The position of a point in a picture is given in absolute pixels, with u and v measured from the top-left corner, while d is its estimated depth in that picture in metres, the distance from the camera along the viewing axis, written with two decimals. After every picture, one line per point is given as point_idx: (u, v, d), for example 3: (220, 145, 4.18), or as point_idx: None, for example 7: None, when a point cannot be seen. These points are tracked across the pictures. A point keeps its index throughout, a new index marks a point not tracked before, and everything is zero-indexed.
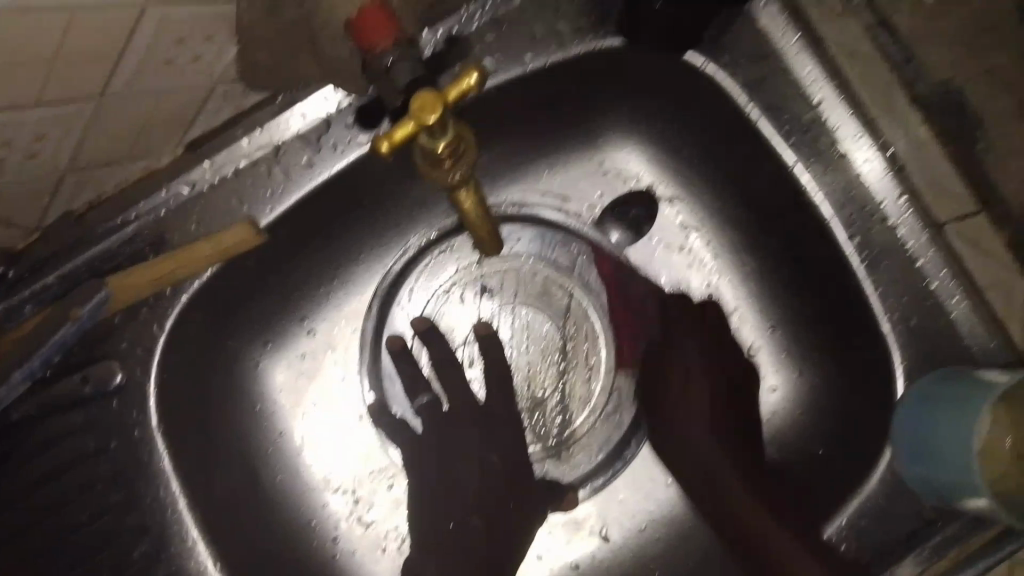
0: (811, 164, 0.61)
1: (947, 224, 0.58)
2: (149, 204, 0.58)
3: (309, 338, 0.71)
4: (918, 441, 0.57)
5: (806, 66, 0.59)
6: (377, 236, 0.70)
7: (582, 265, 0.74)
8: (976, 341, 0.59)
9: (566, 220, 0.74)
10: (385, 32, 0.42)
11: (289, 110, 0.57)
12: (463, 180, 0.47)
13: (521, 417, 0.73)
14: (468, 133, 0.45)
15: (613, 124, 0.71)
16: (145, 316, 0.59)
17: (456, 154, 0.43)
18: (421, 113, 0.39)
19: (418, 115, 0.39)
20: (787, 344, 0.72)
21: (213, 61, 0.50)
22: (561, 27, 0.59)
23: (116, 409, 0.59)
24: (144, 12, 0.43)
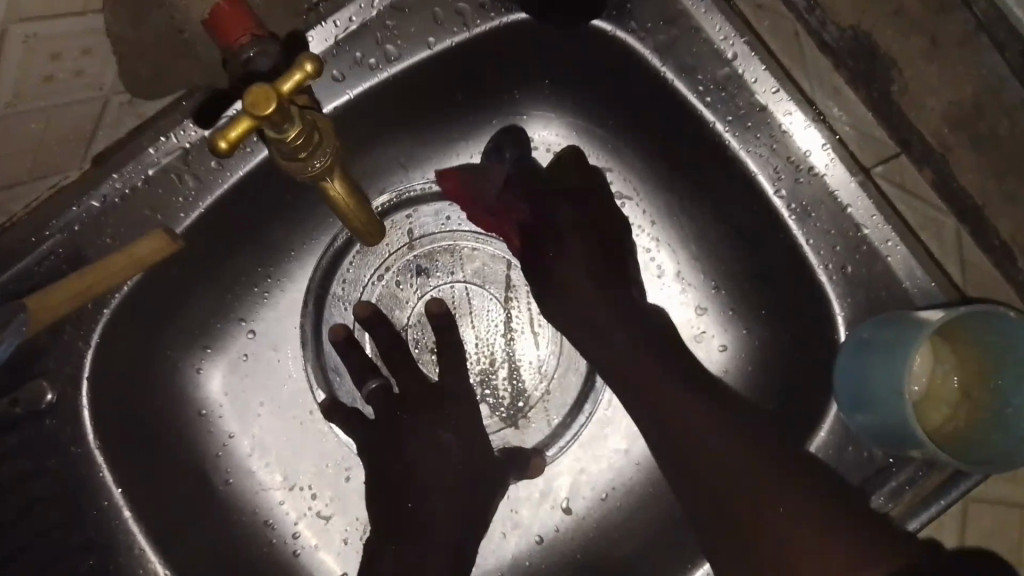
0: (729, 122, 0.60)
1: (873, 168, 0.59)
2: (62, 221, 0.57)
3: (250, 339, 0.70)
4: (862, 387, 0.57)
5: (716, 22, 0.58)
6: (308, 231, 0.69)
7: None
8: (911, 281, 0.58)
9: None
10: (244, 24, 0.40)
11: (197, 114, 0.56)
12: (329, 171, 0.44)
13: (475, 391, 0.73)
14: (324, 121, 0.42)
15: (532, 99, 0.69)
16: (70, 334, 0.58)
17: (310, 144, 0.40)
18: (255, 108, 0.36)
19: (251, 109, 0.36)
20: (733, 305, 0.70)
21: (99, 74, 0.49)
22: (463, 6, 0.59)
23: (52, 428, 0.59)
24: (6, 32, 0.42)
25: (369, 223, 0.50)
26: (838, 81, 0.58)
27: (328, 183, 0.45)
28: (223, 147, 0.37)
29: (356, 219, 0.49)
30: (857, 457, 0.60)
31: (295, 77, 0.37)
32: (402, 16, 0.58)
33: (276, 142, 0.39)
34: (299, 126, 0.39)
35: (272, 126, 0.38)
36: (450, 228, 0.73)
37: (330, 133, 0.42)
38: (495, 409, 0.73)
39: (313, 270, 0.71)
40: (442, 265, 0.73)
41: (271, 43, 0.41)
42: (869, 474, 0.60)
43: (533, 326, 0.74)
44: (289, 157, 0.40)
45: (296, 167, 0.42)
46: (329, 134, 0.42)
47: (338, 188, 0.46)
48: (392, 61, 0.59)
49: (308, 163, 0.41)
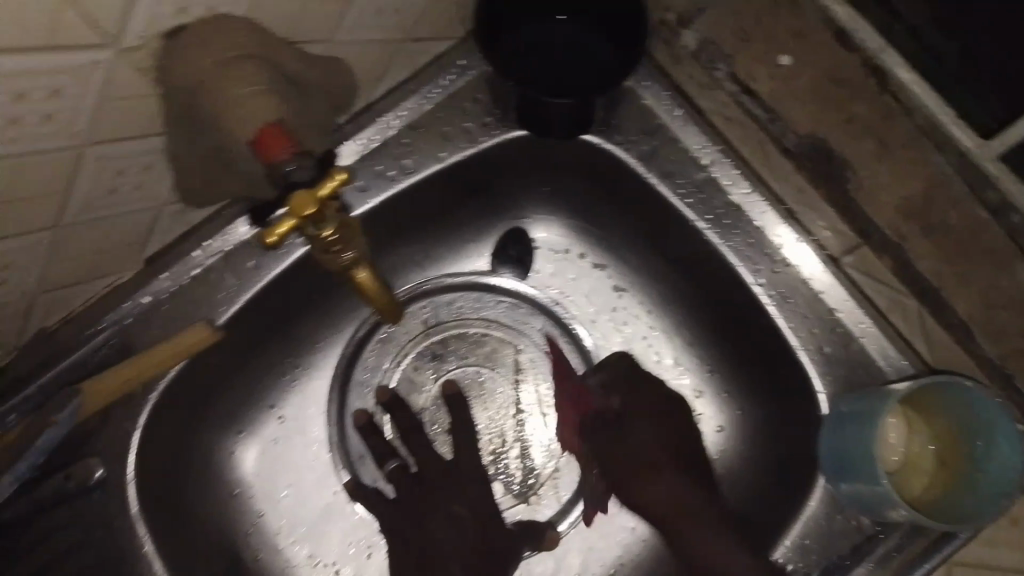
0: (709, 220, 0.67)
1: (842, 258, 0.65)
2: (116, 314, 0.65)
3: (280, 424, 0.77)
4: (841, 458, 0.62)
5: (693, 134, 0.67)
6: (332, 322, 0.76)
7: (526, 318, 0.80)
8: (882, 357, 0.65)
9: (500, 279, 0.80)
10: (284, 144, 0.48)
11: (239, 219, 0.66)
12: (357, 262, 0.52)
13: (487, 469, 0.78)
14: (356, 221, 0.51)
15: (533, 203, 0.77)
16: (119, 417, 0.65)
17: (343, 239, 0.49)
18: (297, 212, 0.45)
19: (296, 212, 0.44)
20: (726, 386, 0.75)
21: (155, 186, 0.58)
22: (470, 124, 0.67)
23: (99, 502, 0.65)
24: (82, 151, 0.50)
25: (390, 306, 0.59)
26: (800, 180, 0.64)
27: (357, 272, 0.53)
28: (271, 241, 0.46)
29: (381, 303, 0.58)
30: (846, 524, 0.64)
31: (330, 183, 0.46)
32: (416, 134, 0.67)
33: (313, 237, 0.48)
34: (334, 225, 0.47)
35: (311, 224, 0.47)
36: (462, 317, 0.80)
37: (358, 230, 0.50)
38: (507, 487, 0.78)
39: (337, 359, 0.78)
40: (453, 352, 0.79)
41: (305, 159, 0.49)
42: (857, 542, 0.64)
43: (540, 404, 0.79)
44: (324, 248, 0.49)
45: (330, 258, 0.50)
46: (357, 231, 0.50)
47: (364, 274, 0.54)
48: (407, 173, 0.67)
49: (341, 255, 0.50)
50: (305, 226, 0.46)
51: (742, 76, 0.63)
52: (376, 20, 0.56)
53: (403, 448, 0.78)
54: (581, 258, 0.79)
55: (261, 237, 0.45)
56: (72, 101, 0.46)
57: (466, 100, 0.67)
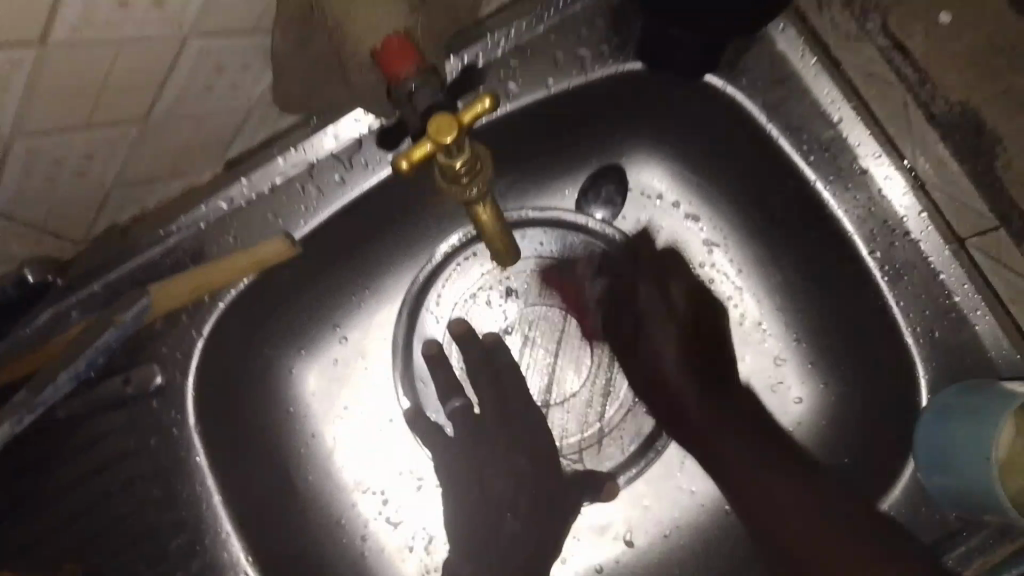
0: (831, 181, 0.62)
1: (968, 239, 0.60)
2: (191, 216, 0.62)
3: (342, 344, 0.74)
4: (937, 451, 0.59)
5: (826, 88, 0.61)
6: (406, 246, 0.73)
7: None
8: (1002, 354, 0.60)
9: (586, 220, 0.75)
10: (411, 58, 0.44)
11: (325, 130, 0.61)
12: (482, 197, 0.47)
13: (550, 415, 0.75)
14: (484, 154, 0.46)
15: (635, 143, 0.72)
16: (185, 324, 0.62)
17: (472, 173, 0.44)
18: None
19: (434, 136, 0.41)
20: (812, 357, 0.72)
21: (250, 86, 0.53)
22: (583, 52, 0.62)
23: (156, 409, 0.63)
24: (186, 42, 0.46)
25: (507, 249, 0.53)
26: (943, 151, 0.58)
27: (479, 209, 0.49)
28: (403, 167, 0.42)
29: (500, 245, 0.53)
30: (928, 519, 0.61)
31: (474, 107, 0.42)
32: (525, 58, 0.62)
33: (443, 166, 0.43)
34: (467, 156, 0.43)
35: (445, 153, 0.43)
36: (541, 253, 0.76)
37: (485, 164, 0.46)
38: (568, 436, 0.75)
39: (409, 283, 0.74)
40: (526, 291, 0.76)
41: (432, 76, 0.45)
42: (939, 539, 0.61)
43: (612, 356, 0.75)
44: (450, 180, 0.44)
45: (456, 190, 0.45)
46: (487, 166, 0.46)
47: (485, 213, 0.50)
48: (512, 98, 0.62)
49: (467, 189, 0.45)
50: (439, 151, 0.42)
51: (895, 28, 0.58)
52: None
53: (468, 387, 0.75)
54: (675, 206, 0.75)
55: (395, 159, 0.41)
56: None
57: (582, 26, 0.62)
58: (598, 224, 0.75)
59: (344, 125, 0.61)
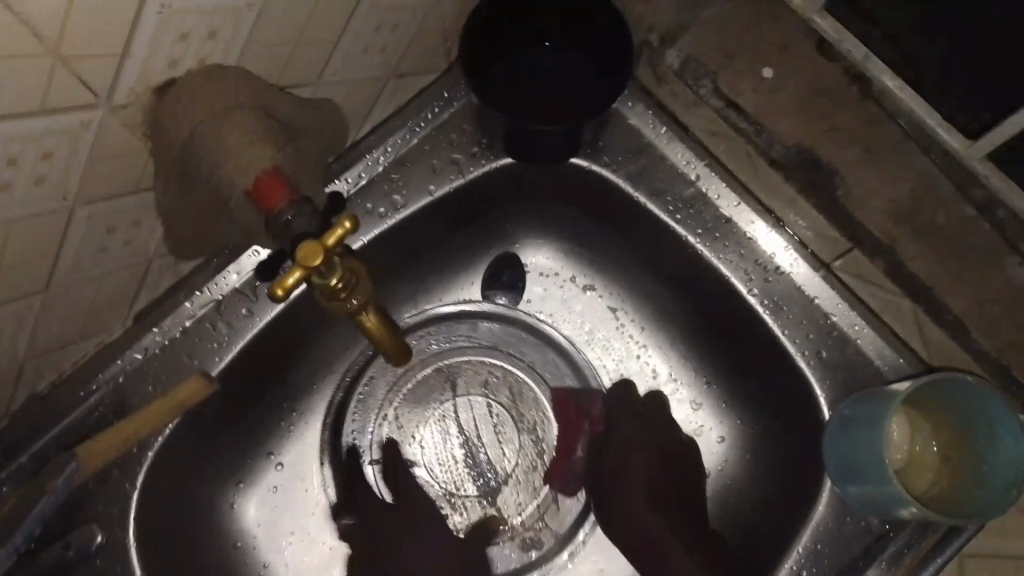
0: (700, 235, 0.67)
1: (833, 263, 0.66)
2: (107, 374, 0.64)
3: (278, 471, 0.75)
4: (849, 463, 0.62)
5: (679, 150, 0.67)
6: (326, 364, 0.75)
7: (512, 343, 0.80)
8: (887, 364, 0.64)
9: (481, 305, 0.79)
10: (284, 192, 0.47)
11: (227, 268, 0.64)
12: (364, 305, 0.50)
13: (478, 509, 0.77)
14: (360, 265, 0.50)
15: (525, 229, 0.77)
16: (117, 477, 0.64)
17: (349, 288, 0.48)
18: (306, 260, 0.44)
19: (304, 262, 0.44)
20: (723, 396, 0.76)
21: (146, 241, 0.56)
22: (457, 156, 0.67)
23: (99, 569, 0.62)
24: (74, 212, 0.49)
25: (401, 350, 0.57)
26: (791, 190, 0.66)
27: (364, 317, 0.52)
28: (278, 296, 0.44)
29: (388, 343, 0.55)
30: (855, 526, 0.65)
31: (338, 231, 0.45)
32: (405, 169, 0.66)
33: (320, 287, 0.47)
34: (341, 272, 0.47)
35: (318, 273, 0.46)
36: (445, 348, 0.79)
37: (364, 276, 0.49)
38: (507, 531, 0.76)
39: (333, 397, 0.77)
40: (437, 389, 0.79)
41: (304, 205, 0.48)
42: (869, 543, 0.64)
43: (528, 433, 0.78)
44: (331, 298, 0.48)
45: (338, 307, 0.49)
46: (364, 278, 0.49)
47: (372, 319, 0.53)
48: (399, 209, 0.66)
49: (348, 302, 0.49)
50: (312, 275, 0.45)
51: (725, 88, 0.66)
52: (367, 59, 0.57)
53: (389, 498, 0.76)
54: (573, 280, 0.79)
55: (269, 291, 0.44)
56: (64, 161, 0.45)
57: (451, 132, 0.67)
58: (492, 308, 0.79)
59: (245, 261, 0.65)
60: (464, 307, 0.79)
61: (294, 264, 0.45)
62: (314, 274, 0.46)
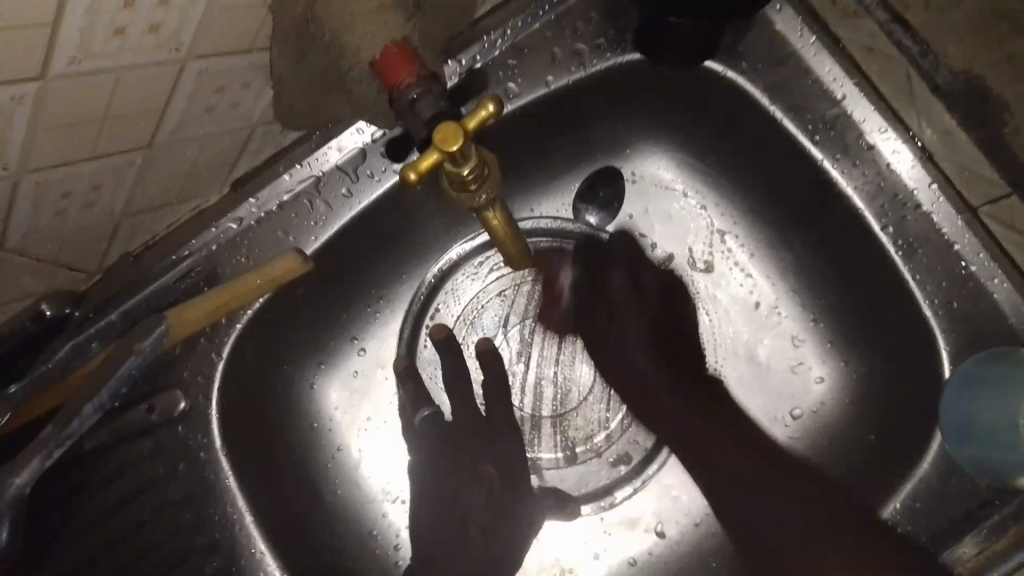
0: (836, 159, 0.63)
1: (980, 207, 0.59)
2: (201, 241, 0.62)
3: (361, 356, 0.74)
4: (968, 424, 0.58)
5: (825, 64, 0.61)
6: (416, 256, 0.73)
7: None
8: (1020, 321, 0.59)
9: (577, 224, 0.75)
10: (409, 67, 0.44)
11: (328, 143, 0.61)
12: (489, 203, 0.49)
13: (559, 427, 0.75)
14: (490, 159, 0.47)
15: (642, 137, 0.73)
16: (204, 346, 0.62)
17: (479, 180, 0.46)
18: (443, 144, 0.42)
19: (441, 145, 0.41)
20: (830, 335, 0.72)
21: (252, 105, 0.53)
22: (580, 46, 0.62)
23: (181, 433, 0.63)
24: (185, 67, 0.46)
25: (517, 253, 0.55)
26: (949, 121, 0.57)
27: (488, 213, 0.50)
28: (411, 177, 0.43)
29: (507, 245, 0.53)
30: (960, 490, 0.61)
31: (480, 115, 0.42)
32: (523, 56, 0.61)
33: (450, 175, 0.44)
34: (473, 163, 0.44)
35: (451, 161, 0.43)
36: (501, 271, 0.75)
37: (493, 172, 0.47)
38: (596, 453, 0.75)
39: (418, 288, 0.74)
40: (498, 314, 0.75)
41: (431, 83, 0.45)
42: (972, 509, 0.60)
43: None
44: (459, 188, 0.46)
45: (463, 199, 0.47)
46: (493, 172, 0.47)
47: (496, 217, 0.51)
48: (512, 98, 0.61)
49: (476, 197, 0.47)
50: (447, 161, 0.43)
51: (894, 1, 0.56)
52: None
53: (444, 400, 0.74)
54: (684, 196, 0.75)
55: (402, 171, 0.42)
56: (179, 10, 0.41)
57: (578, 20, 0.61)
58: (586, 227, 0.75)
59: (347, 138, 0.61)
60: (549, 226, 0.74)
61: (430, 147, 0.42)
62: (446, 161, 0.44)
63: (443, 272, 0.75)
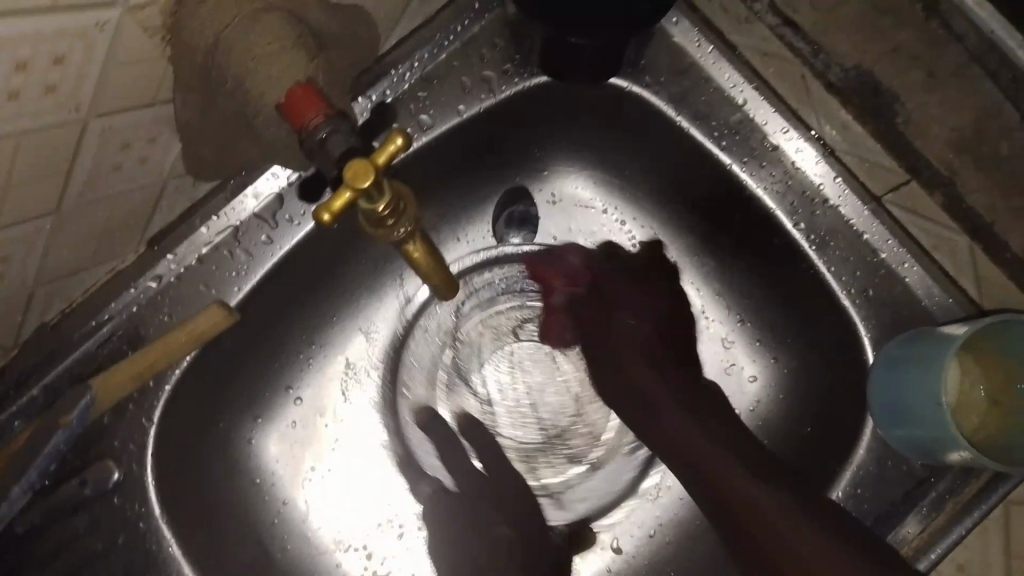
0: (746, 162, 0.64)
1: (884, 196, 0.63)
2: (121, 302, 0.60)
3: (297, 406, 0.73)
4: (897, 407, 0.60)
5: (724, 71, 0.63)
6: (347, 299, 0.72)
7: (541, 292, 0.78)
8: (932, 299, 0.62)
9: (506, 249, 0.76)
10: (317, 106, 0.44)
11: (244, 192, 0.60)
12: (410, 234, 0.48)
13: (552, 450, 0.77)
14: (406, 191, 0.46)
15: (557, 157, 0.74)
16: (132, 411, 0.60)
17: (397, 214, 0.45)
18: (355, 181, 0.41)
19: (353, 182, 0.41)
20: (759, 334, 0.74)
21: (161, 159, 0.53)
22: (488, 73, 0.62)
23: (119, 506, 0.60)
24: (87, 124, 0.45)
25: (443, 277, 0.55)
26: (845, 116, 0.61)
27: (409, 246, 0.49)
28: (326, 219, 0.42)
29: (433, 275, 0.53)
30: (898, 471, 0.62)
31: (389, 149, 0.42)
32: (433, 87, 0.62)
33: (366, 212, 0.43)
34: (388, 197, 0.43)
35: (366, 197, 0.42)
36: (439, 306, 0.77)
37: (410, 202, 0.46)
38: (579, 475, 0.77)
39: (351, 332, 0.74)
40: (433, 347, 0.76)
41: (340, 121, 0.45)
42: (911, 487, 0.62)
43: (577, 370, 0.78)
44: (377, 225, 0.45)
45: (384, 234, 0.46)
46: (411, 204, 0.46)
47: (417, 249, 0.50)
48: (426, 130, 0.62)
49: (396, 230, 0.46)
50: (361, 199, 0.42)
51: None
52: None
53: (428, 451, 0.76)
54: (602, 212, 0.77)
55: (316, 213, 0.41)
56: (76, 66, 0.40)
57: (482, 48, 0.62)
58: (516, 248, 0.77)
59: (262, 185, 0.61)
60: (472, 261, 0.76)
61: (342, 186, 0.41)
62: (361, 199, 0.43)
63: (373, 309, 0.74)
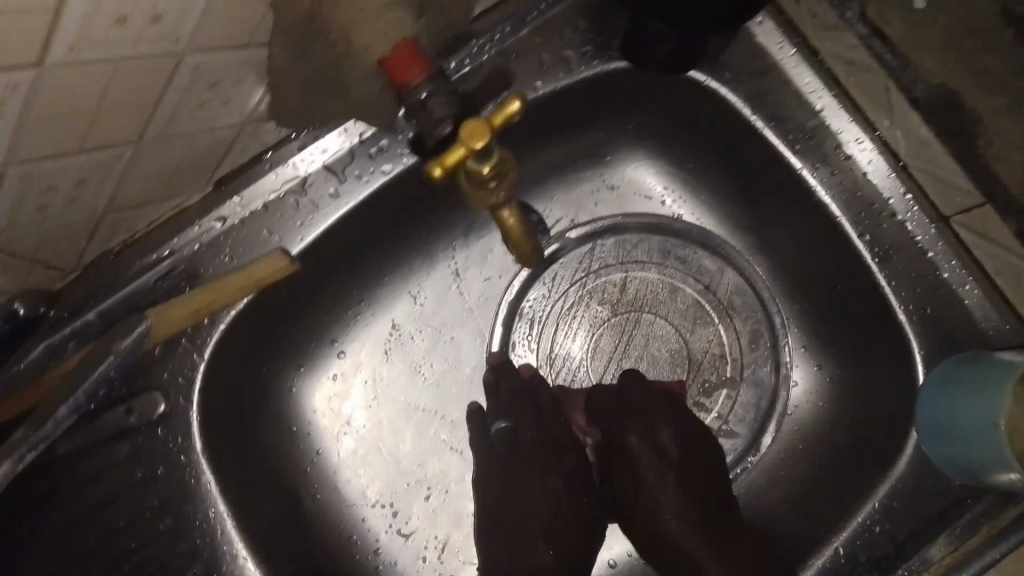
0: (817, 168, 0.64)
1: (953, 216, 0.61)
2: (183, 240, 0.61)
3: (340, 360, 0.74)
4: (944, 426, 0.60)
5: (805, 75, 0.63)
6: (401, 261, 0.73)
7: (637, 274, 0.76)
8: (991, 324, 0.61)
9: (584, 223, 0.76)
10: (419, 65, 0.46)
11: (316, 144, 0.61)
12: (506, 202, 0.50)
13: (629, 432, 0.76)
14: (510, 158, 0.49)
15: (625, 141, 0.74)
16: (185, 347, 0.61)
17: (499, 178, 0.47)
18: (470, 139, 0.43)
19: (468, 141, 0.43)
20: (807, 340, 0.74)
21: (244, 102, 0.53)
22: (568, 53, 0.62)
23: (160, 436, 0.62)
24: (183, 58, 0.45)
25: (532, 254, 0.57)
26: (925, 133, 0.59)
27: (504, 214, 0.52)
28: (437, 173, 0.44)
29: (523, 250, 0.55)
30: (935, 488, 0.62)
31: (506, 112, 0.44)
32: (512, 60, 0.62)
33: (472, 172, 0.46)
34: (495, 160, 0.46)
35: (475, 156, 0.45)
36: (491, 280, 0.76)
37: (512, 168, 0.48)
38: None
39: (400, 293, 0.74)
40: (480, 318, 0.76)
41: (439, 82, 0.47)
42: (947, 507, 0.61)
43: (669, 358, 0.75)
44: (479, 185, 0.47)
45: (483, 197, 0.48)
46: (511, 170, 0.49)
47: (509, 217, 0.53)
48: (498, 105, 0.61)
49: (494, 195, 0.48)
50: (471, 157, 0.44)
51: (872, 13, 0.59)
52: None
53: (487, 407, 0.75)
54: (665, 198, 0.76)
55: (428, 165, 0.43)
56: (182, 1, 0.41)
57: (567, 27, 0.62)
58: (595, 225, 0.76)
59: (335, 139, 0.61)
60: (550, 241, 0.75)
61: (456, 142, 0.44)
62: (470, 158, 0.45)
63: (424, 275, 0.74)
